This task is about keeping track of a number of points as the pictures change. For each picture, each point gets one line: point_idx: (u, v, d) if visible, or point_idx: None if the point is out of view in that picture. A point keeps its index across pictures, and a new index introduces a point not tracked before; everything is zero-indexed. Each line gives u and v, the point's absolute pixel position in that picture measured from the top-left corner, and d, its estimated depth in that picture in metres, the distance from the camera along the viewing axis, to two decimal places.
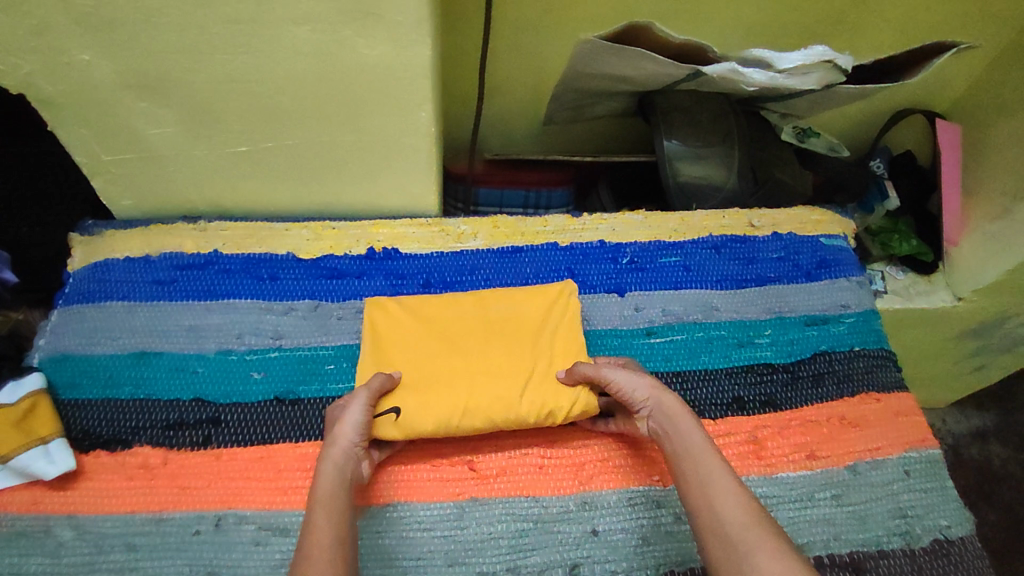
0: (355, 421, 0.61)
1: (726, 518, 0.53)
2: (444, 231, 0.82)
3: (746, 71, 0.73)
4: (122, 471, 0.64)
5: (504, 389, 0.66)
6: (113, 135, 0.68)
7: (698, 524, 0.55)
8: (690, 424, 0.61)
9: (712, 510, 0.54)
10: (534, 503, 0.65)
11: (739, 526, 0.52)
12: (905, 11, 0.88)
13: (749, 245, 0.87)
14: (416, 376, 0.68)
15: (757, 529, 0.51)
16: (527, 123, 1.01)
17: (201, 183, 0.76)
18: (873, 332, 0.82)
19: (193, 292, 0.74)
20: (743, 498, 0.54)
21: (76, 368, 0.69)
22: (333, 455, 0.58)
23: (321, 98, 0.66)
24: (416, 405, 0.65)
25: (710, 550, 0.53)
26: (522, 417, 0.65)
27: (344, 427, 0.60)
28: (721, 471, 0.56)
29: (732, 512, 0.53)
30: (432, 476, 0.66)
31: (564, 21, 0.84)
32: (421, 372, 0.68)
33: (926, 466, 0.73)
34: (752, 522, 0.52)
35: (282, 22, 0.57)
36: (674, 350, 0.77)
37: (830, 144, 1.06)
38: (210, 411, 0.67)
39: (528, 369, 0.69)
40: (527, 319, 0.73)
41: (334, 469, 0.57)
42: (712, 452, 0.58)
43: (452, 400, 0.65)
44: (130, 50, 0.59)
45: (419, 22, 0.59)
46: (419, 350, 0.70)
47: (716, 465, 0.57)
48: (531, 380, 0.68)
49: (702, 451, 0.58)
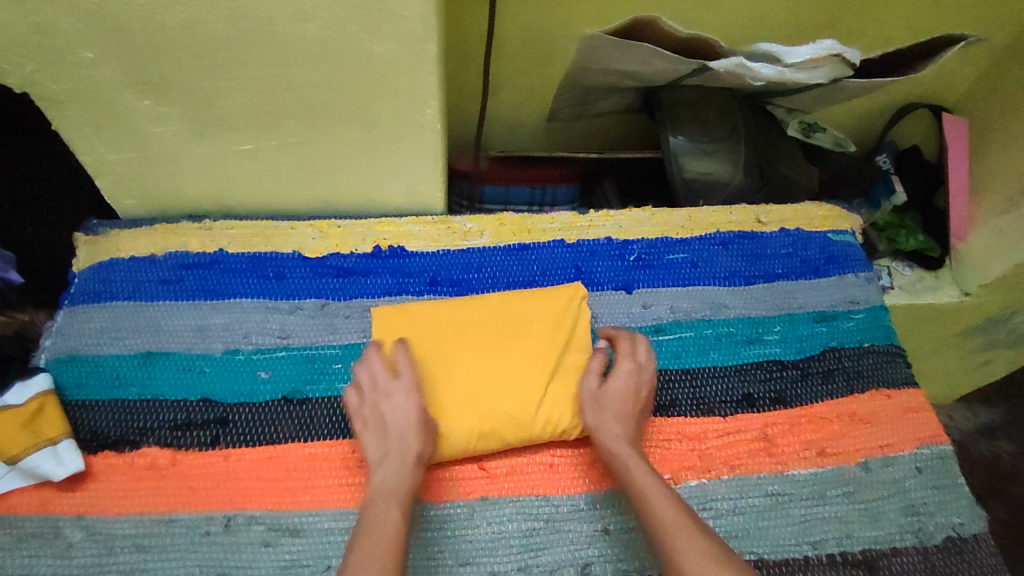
0: (427, 424, 0.63)
1: (682, 554, 0.54)
2: (450, 228, 0.82)
3: (754, 65, 0.72)
4: (130, 472, 0.63)
5: (517, 410, 0.66)
6: (117, 134, 0.68)
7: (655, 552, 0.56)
8: (642, 464, 0.62)
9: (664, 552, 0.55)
10: (545, 502, 0.65)
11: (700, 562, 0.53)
12: (912, 4, 0.87)
13: (757, 241, 0.87)
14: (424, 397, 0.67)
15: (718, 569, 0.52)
16: (531, 120, 1.01)
17: (207, 182, 0.75)
18: (882, 328, 0.81)
19: (199, 291, 0.74)
20: (697, 538, 0.55)
21: (82, 369, 0.68)
22: (405, 457, 0.60)
23: (327, 95, 0.65)
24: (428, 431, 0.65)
25: None
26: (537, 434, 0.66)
27: (411, 426, 0.62)
28: (671, 511, 0.57)
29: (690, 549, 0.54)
30: (447, 476, 0.66)
31: (569, 17, 0.83)
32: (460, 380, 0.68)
33: (938, 463, 0.72)
34: (710, 558, 0.53)
35: (287, 18, 0.57)
36: (683, 347, 0.77)
37: (835, 138, 1.02)
38: (218, 411, 0.67)
39: (541, 384, 0.68)
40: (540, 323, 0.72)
41: (401, 469, 0.60)
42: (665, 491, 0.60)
43: (466, 421, 0.65)
44: (133, 47, 0.59)
45: (426, 17, 0.58)
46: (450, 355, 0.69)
47: (669, 507, 0.58)
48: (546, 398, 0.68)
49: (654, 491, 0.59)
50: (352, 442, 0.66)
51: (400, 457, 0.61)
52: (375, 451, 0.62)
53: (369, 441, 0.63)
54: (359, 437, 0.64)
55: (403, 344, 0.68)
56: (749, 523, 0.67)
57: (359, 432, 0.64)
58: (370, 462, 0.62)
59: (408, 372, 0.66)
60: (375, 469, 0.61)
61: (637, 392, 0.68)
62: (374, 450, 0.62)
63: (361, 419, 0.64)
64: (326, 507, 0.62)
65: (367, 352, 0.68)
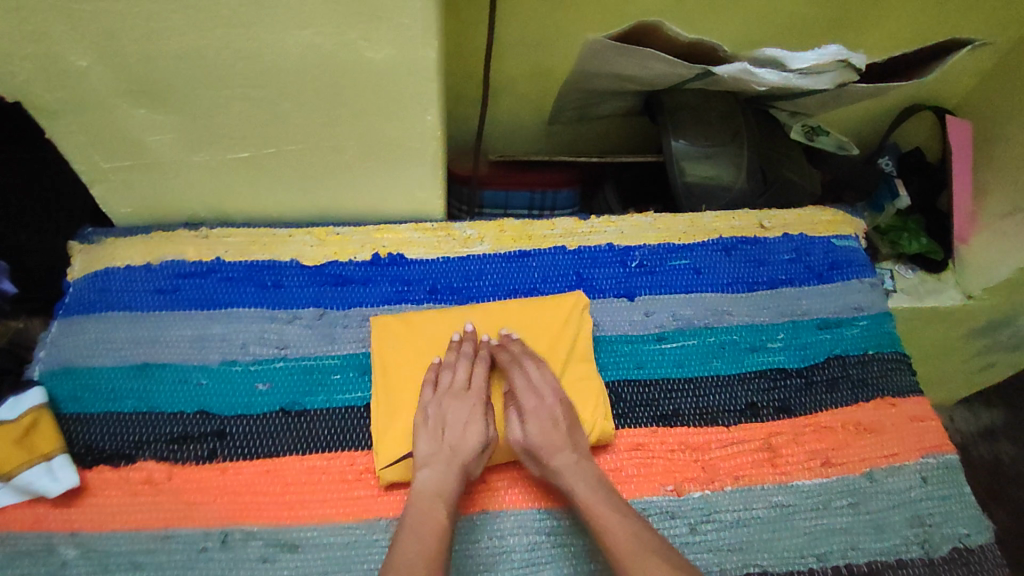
0: (488, 439, 0.65)
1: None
2: (450, 235, 0.81)
3: (758, 71, 0.71)
4: (126, 487, 0.62)
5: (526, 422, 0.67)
6: (112, 142, 0.67)
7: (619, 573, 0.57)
8: (591, 491, 0.62)
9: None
10: (548, 515, 0.64)
11: None
12: (917, 7, 0.86)
13: (760, 246, 0.86)
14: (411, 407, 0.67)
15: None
16: (531, 123, 1.00)
17: (203, 190, 0.74)
18: (887, 335, 0.81)
19: (196, 301, 0.73)
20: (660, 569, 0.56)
21: (77, 382, 0.67)
22: (453, 462, 0.62)
23: (325, 103, 0.64)
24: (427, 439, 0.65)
25: None
26: None
27: (472, 432, 0.64)
28: (627, 539, 0.58)
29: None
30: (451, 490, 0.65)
31: (570, 20, 0.82)
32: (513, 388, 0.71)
33: (944, 473, 0.71)
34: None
35: (284, 26, 0.56)
36: (685, 355, 0.76)
37: (840, 141, 0.98)
38: (215, 423, 0.66)
39: None
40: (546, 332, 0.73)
41: (449, 474, 0.61)
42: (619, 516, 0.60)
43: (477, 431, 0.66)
44: (128, 56, 0.58)
45: (427, 25, 0.57)
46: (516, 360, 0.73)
47: (624, 529, 0.59)
48: None
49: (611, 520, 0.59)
50: (351, 455, 0.65)
51: (451, 461, 0.62)
52: (425, 448, 0.63)
53: (424, 436, 0.64)
54: (415, 427, 0.65)
55: (484, 355, 0.70)
56: (752, 535, 0.66)
57: (417, 425, 0.65)
58: (417, 457, 0.63)
59: (482, 385, 0.68)
60: (421, 465, 0.62)
61: (555, 412, 0.67)
62: (424, 447, 0.63)
63: (423, 414, 0.66)
64: (325, 522, 0.62)
65: (449, 356, 0.69)
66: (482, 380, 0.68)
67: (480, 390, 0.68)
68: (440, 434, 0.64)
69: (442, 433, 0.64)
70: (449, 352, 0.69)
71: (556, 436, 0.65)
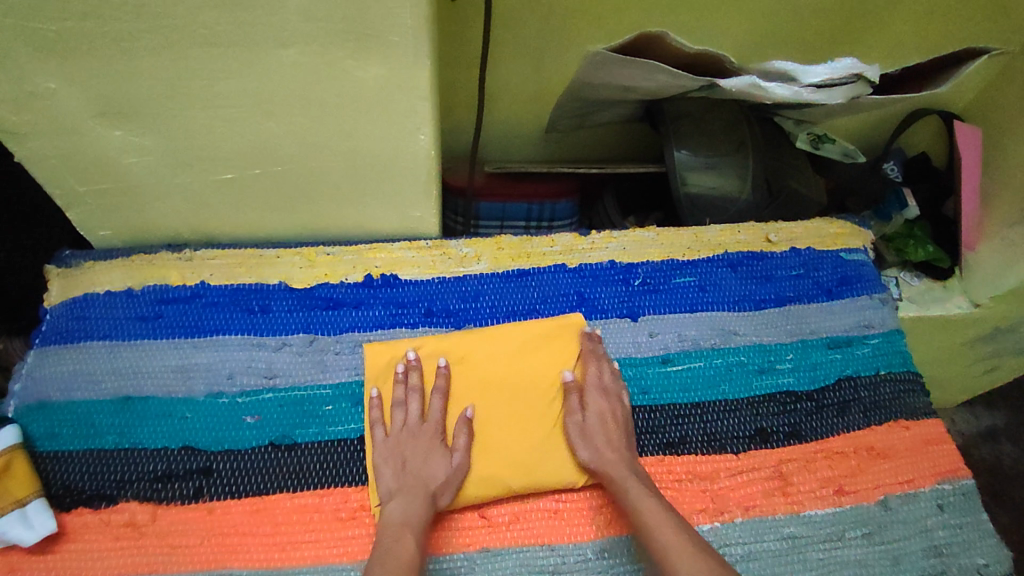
0: (456, 466, 0.62)
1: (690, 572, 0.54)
2: (446, 254, 0.78)
3: (767, 84, 0.68)
4: (107, 530, 0.59)
5: (505, 454, 0.64)
6: (86, 165, 0.63)
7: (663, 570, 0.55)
8: (640, 487, 0.61)
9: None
10: (551, 553, 0.61)
11: None
12: (927, 12, 0.83)
13: (767, 262, 0.83)
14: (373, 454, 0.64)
15: None
16: (526, 133, 0.96)
17: (184, 211, 0.71)
18: (899, 354, 0.78)
19: (180, 328, 0.70)
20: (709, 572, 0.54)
21: (55, 417, 0.64)
22: (420, 493, 0.60)
23: (311, 123, 0.61)
24: None
25: None
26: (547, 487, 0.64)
27: (430, 462, 0.62)
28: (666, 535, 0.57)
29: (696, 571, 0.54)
30: (452, 530, 0.62)
31: (566, 29, 0.79)
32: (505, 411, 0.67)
33: (960, 500, 0.69)
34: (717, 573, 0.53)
35: (267, 45, 0.53)
36: (691, 378, 0.73)
37: (844, 149, 0.90)
38: (201, 460, 0.63)
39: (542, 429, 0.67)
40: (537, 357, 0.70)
41: (415, 504, 0.59)
42: (666, 520, 0.58)
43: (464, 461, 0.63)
44: (99, 77, 0.54)
45: (418, 42, 0.54)
46: (483, 385, 0.68)
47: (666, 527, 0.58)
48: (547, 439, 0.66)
49: (658, 523, 0.58)
50: (344, 491, 0.62)
51: (416, 493, 0.60)
52: (388, 482, 0.61)
53: (386, 471, 0.62)
54: (376, 462, 0.62)
55: (439, 386, 0.66)
56: (765, 568, 0.63)
57: (378, 462, 0.62)
58: (382, 493, 0.61)
59: (439, 416, 0.65)
60: (388, 499, 0.60)
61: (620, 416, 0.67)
62: (388, 481, 0.61)
63: (381, 453, 0.63)
64: (318, 563, 0.59)
65: (398, 392, 0.66)
66: (439, 409, 0.65)
67: (438, 420, 0.65)
68: (403, 468, 0.62)
69: (404, 468, 0.62)
70: (397, 387, 0.66)
71: (606, 443, 0.64)
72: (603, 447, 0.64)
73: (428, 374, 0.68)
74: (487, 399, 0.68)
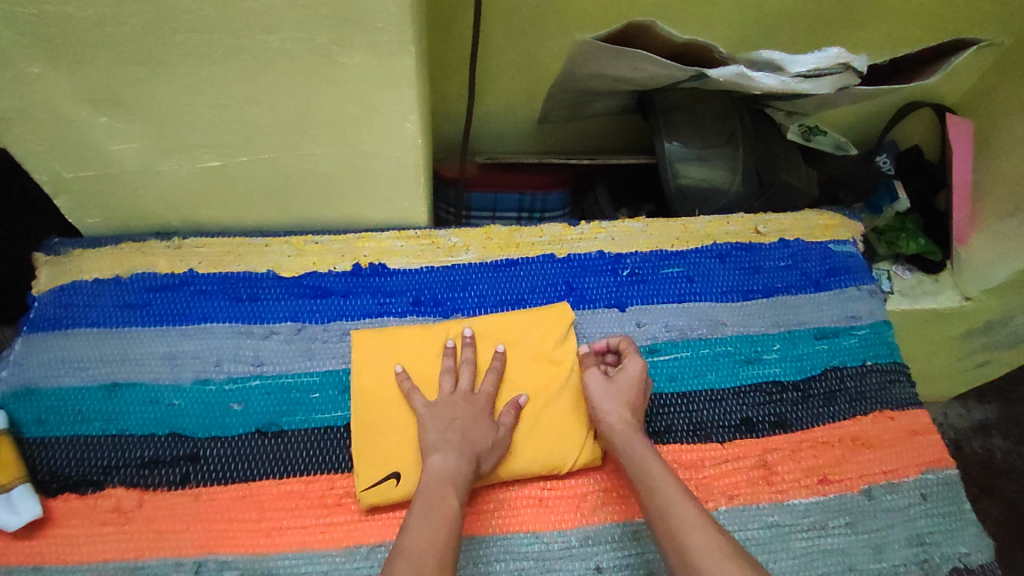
0: (500, 439, 0.62)
1: (693, 550, 0.51)
2: (434, 244, 0.78)
3: (755, 75, 0.68)
4: (93, 516, 0.60)
5: (521, 439, 0.65)
6: (74, 153, 0.63)
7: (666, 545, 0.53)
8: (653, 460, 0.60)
9: (677, 546, 0.53)
10: (535, 540, 0.62)
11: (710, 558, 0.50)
12: (919, 3, 0.83)
13: (755, 253, 0.83)
14: (379, 429, 0.64)
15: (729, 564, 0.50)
16: (519, 124, 0.96)
17: (172, 198, 0.71)
18: (886, 345, 0.78)
19: (167, 316, 0.70)
20: (711, 531, 0.52)
21: (42, 404, 0.65)
22: (466, 453, 0.60)
23: (297, 110, 0.61)
24: (413, 466, 0.62)
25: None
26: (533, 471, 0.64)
27: (472, 428, 0.62)
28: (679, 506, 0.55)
29: (699, 546, 0.51)
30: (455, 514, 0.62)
31: (556, 18, 0.79)
32: (531, 386, 0.68)
33: (943, 489, 0.70)
34: (720, 555, 0.50)
35: (251, 30, 0.53)
36: (678, 368, 0.73)
37: (836, 141, 0.96)
38: (188, 446, 0.63)
39: (541, 403, 0.67)
40: (529, 339, 0.70)
41: (460, 463, 0.59)
42: (670, 478, 0.58)
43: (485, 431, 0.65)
44: (83, 63, 0.54)
45: (402, 28, 0.53)
46: (540, 372, 0.69)
47: (680, 498, 0.56)
48: (530, 425, 0.66)
49: (672, 494, 0.56)
50: (330, 478, 0.63)
51: (462, 451, 0.59)
52: (433, 435, 0.61)
53: (431, 426, 0.62)
54: (419, 423, 0.63)
55: (495, 365, 0.67)
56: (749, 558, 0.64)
57: (423, 424, 0.62)
58: (426, 445, 0.61)
59: (490, 392, 0.65)
60: (431, 451, 0.60)
61: (643, 388, 0.66)
62: (432, 434, 0.61)
63: (431, 411, 0.63)
64: (303, 549, 0.59)
65: (447, 361, 0.66)
66: (490, 387, 0.65)
67: (490, 395, 0.65)
68: (450, 425, 0.61)
69: (451, 428, 0.61)
70: (445, 358, 0.67)
71: (622, 406, 0.64)
72: (623, 406, 0.64)
73: (484, 354, 0.69)
74: (524, 378, 0.69)
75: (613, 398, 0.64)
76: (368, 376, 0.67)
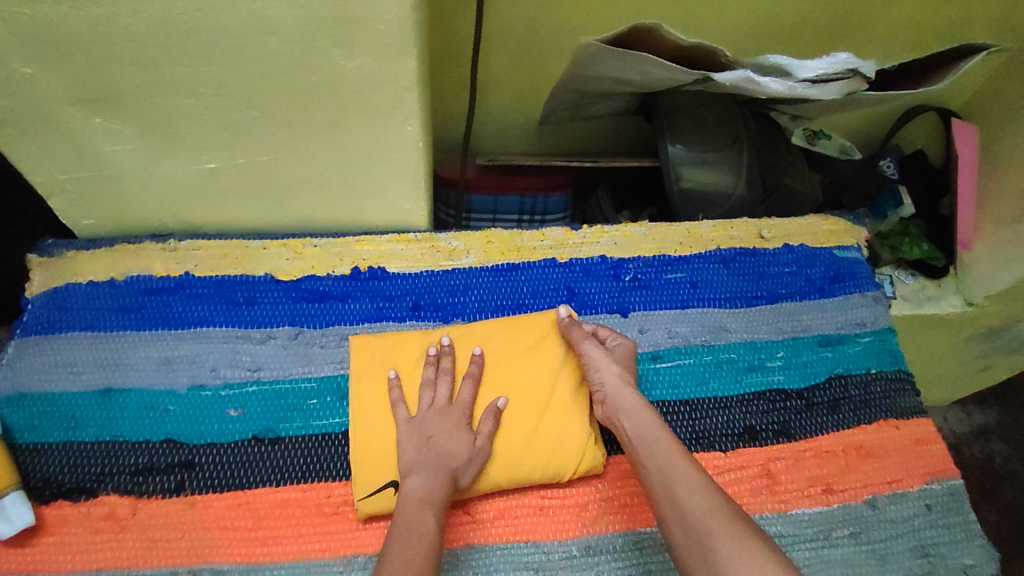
0: (478, 449, 0.61)
1: (689, 509, 0.52)
2: (434, 247, 0.76)
3: (762, 79, 0.67)
4: (87, 524, 0.59)
5: (507, 450, 0.63)
6: (67, 154, 0.62)
7: (662, 507, 0.54)
8: (644, 424, 0.60)
9: (673, 504, 0.53)
10: (535, 550, 0.61)
11: (705, 516, 0.51)
12: (926, 8, 0.82)
13: (759, 258, 0.82)
14: (369, 443, 0.63)
15: (726, 520, 0.50)
16: (521, 126, 0.95)
17: (168, 200, 0.70)
18: (890, 352, 0.77)
19: (163, 320, 0.69)
20: (708, 491, 0.53)
21: (34, 409, 0.64)
22: (441, 469, 0.59)
23: (295, 112, 0.60)
24: None
25: (676, 538, 0.52)
26: (532, 480, 0.63)
27: (453, 442, 0.61)
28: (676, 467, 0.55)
29: (694, 504, 0.52)
30: (457, 522, 0.62)
31: (559, 19, 0.78)
32: (512, 392, 0.67)
33: (948, 499, 0.69)
34: (716, 512, 0.51)
35: (248, 31, 0.52)
36: (681, 375, 0.72)
37: (840, 145, 0.89)
38: (183, 453, 0.62)
39: (531, 416, 0.66)
40: (514, 347, 0.69)
41: (435, 481, 0.58)
42: (666, 440, 0.58)
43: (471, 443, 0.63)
44: (76, 63, 0.53)
45: (404, 31, 0.53)
46: (521, 381, 0.68)
47: (675, 459, 0.56)
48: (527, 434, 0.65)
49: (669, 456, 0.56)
50: (328, 486, 0.62)
51: (437, 469, 0.59)
52: (410, 456, 0.60)
53: (408, 447, 0.61)
54: (398, 441, 0.62)
55: (473, 372, 0.66)
56: None
57: (401, 443, 0.61)
58: (401, 467, 0.60)
59: (468, 401, 0.64)
60: (409, 473, 0.59)
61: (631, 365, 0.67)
62: (408, 454, 0.60)
63: (406, 430, 0.62)
64: (300, 559, 0.58)
65: (429, 372, 0.65)
66: (469, 395, 0.64)
67: (467, 404, 0.64)
68: (426, 444, 0.60)
69: (427, 445, 0.60)
70: (427, 368, 0.66)
71: (620, 375, 0.65)
72: (621, 371, 0.65)
73: (460, 360, 0.68)
74: (512, 386, 0.67)
75: (610, 367, 0.65)
76: (366, 386, 0.66)
